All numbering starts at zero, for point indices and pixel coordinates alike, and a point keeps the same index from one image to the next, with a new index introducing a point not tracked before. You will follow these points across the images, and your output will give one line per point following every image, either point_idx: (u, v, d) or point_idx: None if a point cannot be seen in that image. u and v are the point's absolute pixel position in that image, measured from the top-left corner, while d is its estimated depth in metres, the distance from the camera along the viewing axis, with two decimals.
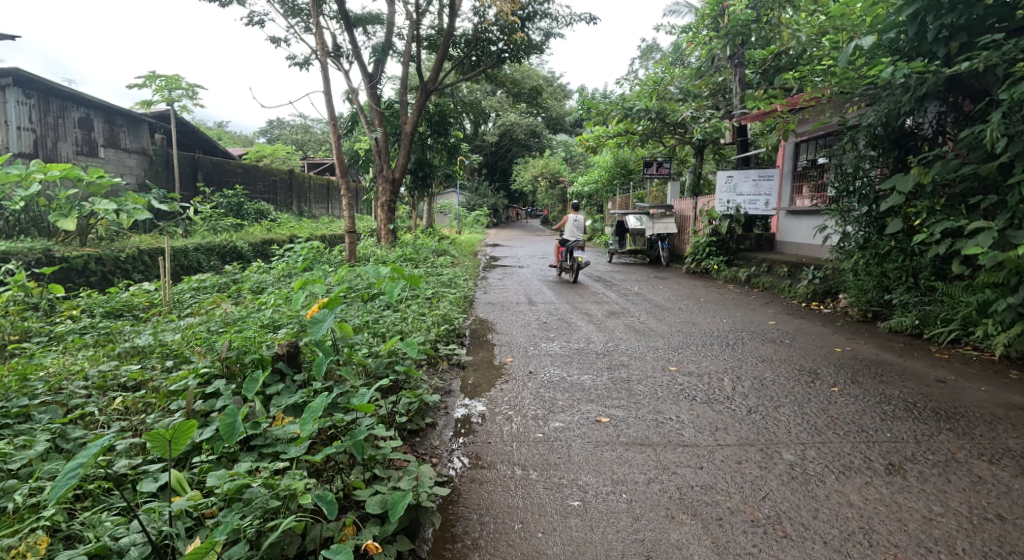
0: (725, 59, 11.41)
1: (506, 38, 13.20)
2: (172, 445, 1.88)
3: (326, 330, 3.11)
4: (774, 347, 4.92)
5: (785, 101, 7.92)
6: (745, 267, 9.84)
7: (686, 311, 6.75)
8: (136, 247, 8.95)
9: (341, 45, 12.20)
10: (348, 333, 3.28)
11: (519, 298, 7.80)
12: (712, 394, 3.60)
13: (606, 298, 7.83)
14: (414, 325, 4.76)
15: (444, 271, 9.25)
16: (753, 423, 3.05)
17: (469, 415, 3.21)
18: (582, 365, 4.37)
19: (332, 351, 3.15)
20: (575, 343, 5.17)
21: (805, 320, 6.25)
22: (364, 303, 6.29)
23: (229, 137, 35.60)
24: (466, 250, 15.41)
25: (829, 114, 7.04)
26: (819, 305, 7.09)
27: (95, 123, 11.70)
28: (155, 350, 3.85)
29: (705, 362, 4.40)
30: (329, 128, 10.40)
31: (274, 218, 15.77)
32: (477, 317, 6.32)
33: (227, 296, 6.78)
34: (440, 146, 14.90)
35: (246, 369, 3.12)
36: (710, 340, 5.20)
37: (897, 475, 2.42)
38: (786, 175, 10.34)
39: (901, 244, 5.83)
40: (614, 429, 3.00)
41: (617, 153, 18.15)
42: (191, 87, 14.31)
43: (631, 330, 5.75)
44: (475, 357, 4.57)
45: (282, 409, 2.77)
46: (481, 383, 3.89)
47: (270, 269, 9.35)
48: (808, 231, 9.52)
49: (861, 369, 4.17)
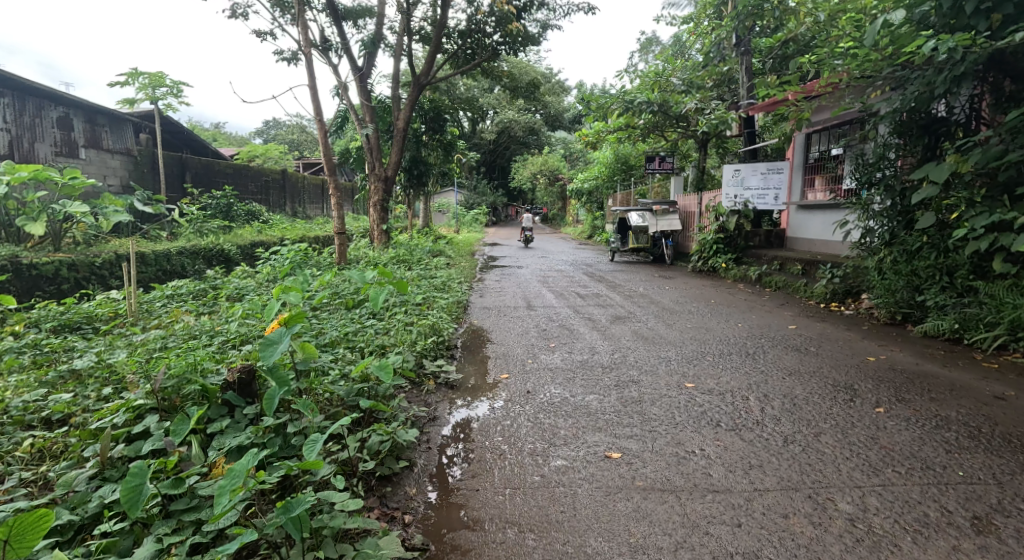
0: (731, 47, 10.88)
1: (500, 29, 12.68)
2: (15, 544, 1.61)
3: (280, 354, 2.61)
4: (800, 357, 4.41)
5: (801, 86, 7.31)
6: (755, 266, 9.33)
7: (696, 315, 6.25)
8: (113, 251, 8.46)
9: (329, 38, 11.71)
10: (311, 354, 2.77)
11: (517, 302, 7.30)
12: (738, 418, 3.09)
13: (609, 302, 7.31)
14: (396, 339, 4.26)
15: (438, 274, 8.75)
16: (795, 459, 2.55)
17: (455, 449, 2.72)
18: (587, 382, 3.87)
19: (289, 378, 2.64)
20: (578, 354, 4.67)
21: (827, 323, 5.74)
22: (348, 311, 5.79)
23: (224, 137, 35.06)
24: (463, 250, 14.91)
25: (848, 99, 6.56)
26: (840, 306, 6.58)
27: (75, 122, 11.19)
28: (95, 373, 3.36)
29: (726, 377, 3.90)
30: (316, 125, 9.90)
31: (265, 220, 15.28)
32: (470, 325, 5.83)
33: (201, 304, 6.29)
34: (435, 143, 14.38)
35: (186, 403, 2.61)
36: (728, 350, 4.70)
37: (992, 537, 1.95)
38: (796, 168, 9.85)
39: (933, 240, 5.33)
40: (629, 468, 2.51)
41: (617, 148, 17.62)
42: (176, 84, 13.81)
43: (638, 337, 5.25)
44: (466, 374, 4.06)
45: (224, 453, 2.29)
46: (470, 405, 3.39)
47: (254, 273, 8.85)
48: (822, 226, 9.04)
49: (903, 382, 3.65)
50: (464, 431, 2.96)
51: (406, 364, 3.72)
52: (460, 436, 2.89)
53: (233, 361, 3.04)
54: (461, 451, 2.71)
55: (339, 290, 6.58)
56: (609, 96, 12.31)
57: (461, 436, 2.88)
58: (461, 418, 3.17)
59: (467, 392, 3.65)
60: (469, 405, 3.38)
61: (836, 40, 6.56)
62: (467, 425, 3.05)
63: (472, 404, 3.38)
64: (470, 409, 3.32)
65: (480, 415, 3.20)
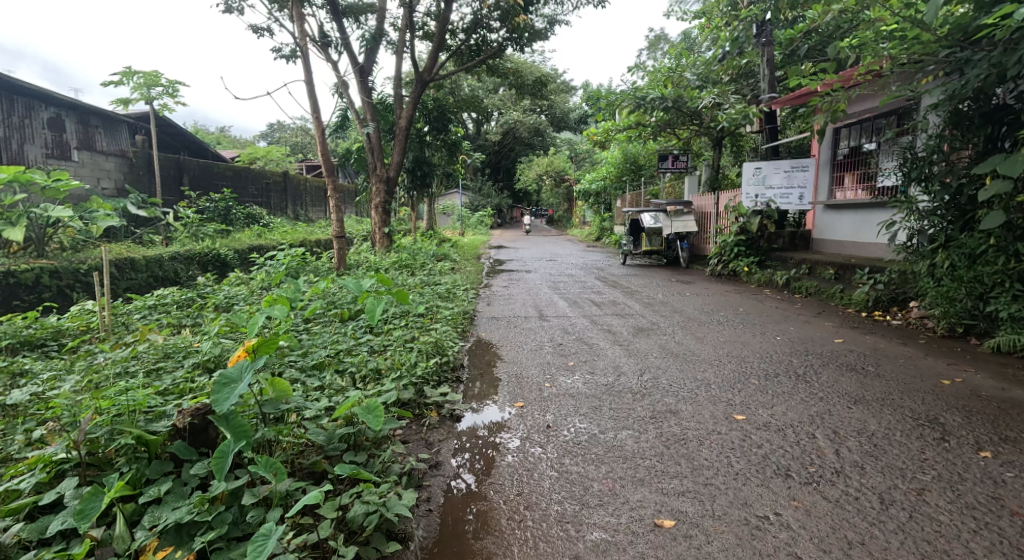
0: (750, 38, 10.31)
1: (506, 23, 12.14)
2: None
3: (237, 397, 2.04)
4: (860, 380, 3.81)
5: (836, 75, 6.75)
6: (781, 270, 8.74)
7: (726, 326, 5.68)
8: (99, 258, 7.99)
9: (328, 34, 11.23)
10: (283, 391, 2.22)
11: (526, 311, 6.73)
12: (812, 467, 2.50)
13: (628, 311, 6.72)
14: (391, 362, 3.68)
15: (442, 280, 8.17)
16: (906, 532, 2.00)
17: (475, 500, 2.28)
18: (616, 413, 3.28)
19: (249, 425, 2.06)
20: (601, 375, 4.10)
21: (876, 336, 5.16)
22: (343, 324, 5.25)
23: (227, 140, 34.60)
24: (469, 253, 14.41)
25: (895, 87, 6.04)
26: (884, 314, 5.99)
27: (66, 123, 10.68)
28: (31, 408, 2.82)
29: (782, 407, 3.30)
30: (313, 124, 9.38)
31: (266, 223, 14.79)
32: (477, 339, 5.29)
33: (184, 315, 5.76)
34: (440, 143, 13.89)
35: (118, 459, 2.03)
36: (773, 370, 4.11)
37: None
38: (823, 164, 9.26)
39: (999, 243, 4.75)
40: (688, 546, 1.99)
41: (626, 147, 17.02)
42: (171, 83, 13.35)
43: (668, 355, 4.66)
44: (474, 400, 3.50)
45: (160, 534, 1.74)
46: (483, 444, 2.84)
47: (248, 280, 8.35)
48: (853, 227, 8.45)
49: (997, 415, 3.05)
50: (484, 474, 2.51)
51: (394, 399, 3.10)
52: (479, 471, 2.53)
53: (187, 400, 2.47)
54: (468, 461, 2.64)
55: (335, 300, 6.04)
56: (620, 93, 11.81)
57: (476, 446, 2.80)
58: (469, 424, 3.11)
59: (478, 426, 3.09)
60: (477, 410, 3.30)
61: (878, 22, 5.99)
62: (486, 463, 2.60)
63: (479, 409, 3.31)
64: (477, 414, 3.25)
65: (490, 421, 3.14)
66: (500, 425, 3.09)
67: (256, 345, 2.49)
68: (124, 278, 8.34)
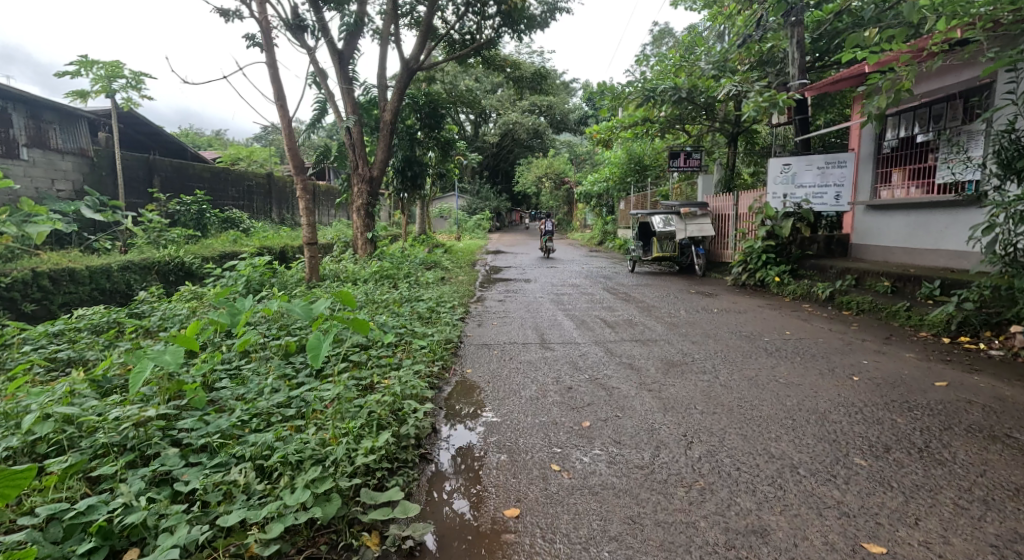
0: (777, 19, 9.09)
1: (502, 8, 10.88)
2: None
3: None
4: (1019, 461, 2.59)
5: (908, 45, 5.51)
6: (820, 281, 7.53)
7: (777, 360, 4.43)
8: (27, 270, 6.72)
9: (303, 17, 9.97)
10: None
11: (525, 336, 5.48)
12: None
13: (648, 335, 5.45)
14: (315, 446, 2.38)
15: (425, 296, 6.89)
16: None
17: (474, 538, 2.09)
18: (670, 539, 2.06)
19: None
20: (634, 446, 2.84)
21: (984, 374, 3.93)
22: (286, 362, 3.99)
23: (216, 139, 32.88)
24: (463, 260, 13.20)
25: (992, 56, 4.80)
26: (975, 342, 4.78)
27: (13, 117, 9.30)
28: None
29: (933, 525, 2.11)
30: (280, 115, 8.10)
31: (244, 227, 13.54)
32: (460, 379, 4.03)
33: (92, 347, 4.50)
34: (432, 141, 12.61)
35: None
36: (878, 438, 2.87)
37: None
38: (864, 160, 7.96)
39: None
40: None
41: (632, 145, 15.69)
42: (137, 74, 12.12)
43: (717, 407, 3.40)
44: (452, 465, 2.63)
45: None
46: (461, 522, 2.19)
47: (202, 295, 7.09)
48: (903, 230, 7.27)
49: None
50: (483, 538, 2.10)
51: None
52: (474, 496, 2.36)
53: None
54: (462, 484, 2.46)
55: (288, 325, 4.80)
56: (628, 85, 10.60)
57: (469, 468, 2.59)
58: (459, 442, 2.86)
59: (461, 496, 2.36)
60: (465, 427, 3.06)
61: None
62: (481, 488, 2.42)
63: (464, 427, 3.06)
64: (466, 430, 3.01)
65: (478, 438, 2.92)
66: (497, 501, 2.33)
67: (36, 486, 2.07)
68: (60, 292, 7.05)
